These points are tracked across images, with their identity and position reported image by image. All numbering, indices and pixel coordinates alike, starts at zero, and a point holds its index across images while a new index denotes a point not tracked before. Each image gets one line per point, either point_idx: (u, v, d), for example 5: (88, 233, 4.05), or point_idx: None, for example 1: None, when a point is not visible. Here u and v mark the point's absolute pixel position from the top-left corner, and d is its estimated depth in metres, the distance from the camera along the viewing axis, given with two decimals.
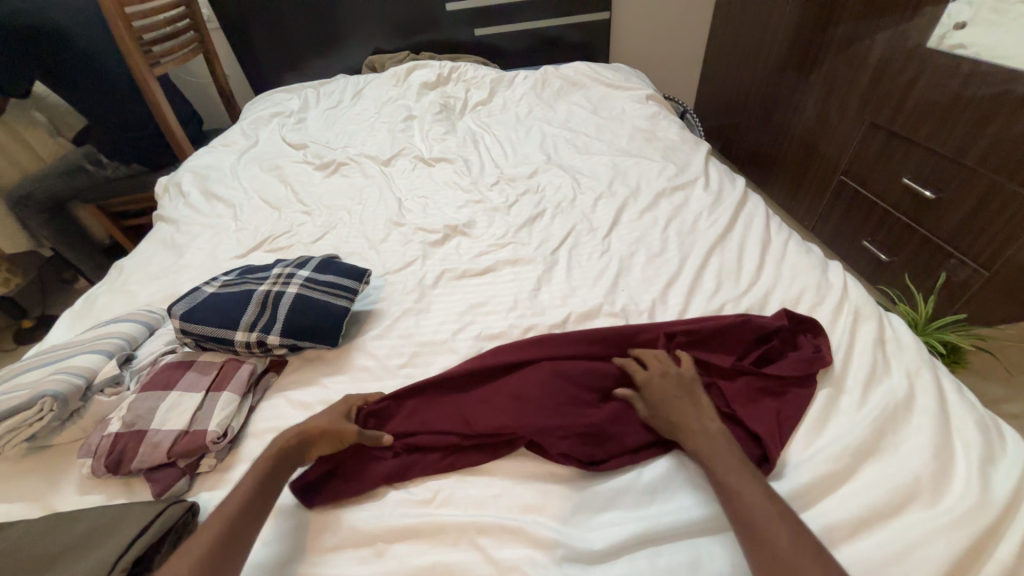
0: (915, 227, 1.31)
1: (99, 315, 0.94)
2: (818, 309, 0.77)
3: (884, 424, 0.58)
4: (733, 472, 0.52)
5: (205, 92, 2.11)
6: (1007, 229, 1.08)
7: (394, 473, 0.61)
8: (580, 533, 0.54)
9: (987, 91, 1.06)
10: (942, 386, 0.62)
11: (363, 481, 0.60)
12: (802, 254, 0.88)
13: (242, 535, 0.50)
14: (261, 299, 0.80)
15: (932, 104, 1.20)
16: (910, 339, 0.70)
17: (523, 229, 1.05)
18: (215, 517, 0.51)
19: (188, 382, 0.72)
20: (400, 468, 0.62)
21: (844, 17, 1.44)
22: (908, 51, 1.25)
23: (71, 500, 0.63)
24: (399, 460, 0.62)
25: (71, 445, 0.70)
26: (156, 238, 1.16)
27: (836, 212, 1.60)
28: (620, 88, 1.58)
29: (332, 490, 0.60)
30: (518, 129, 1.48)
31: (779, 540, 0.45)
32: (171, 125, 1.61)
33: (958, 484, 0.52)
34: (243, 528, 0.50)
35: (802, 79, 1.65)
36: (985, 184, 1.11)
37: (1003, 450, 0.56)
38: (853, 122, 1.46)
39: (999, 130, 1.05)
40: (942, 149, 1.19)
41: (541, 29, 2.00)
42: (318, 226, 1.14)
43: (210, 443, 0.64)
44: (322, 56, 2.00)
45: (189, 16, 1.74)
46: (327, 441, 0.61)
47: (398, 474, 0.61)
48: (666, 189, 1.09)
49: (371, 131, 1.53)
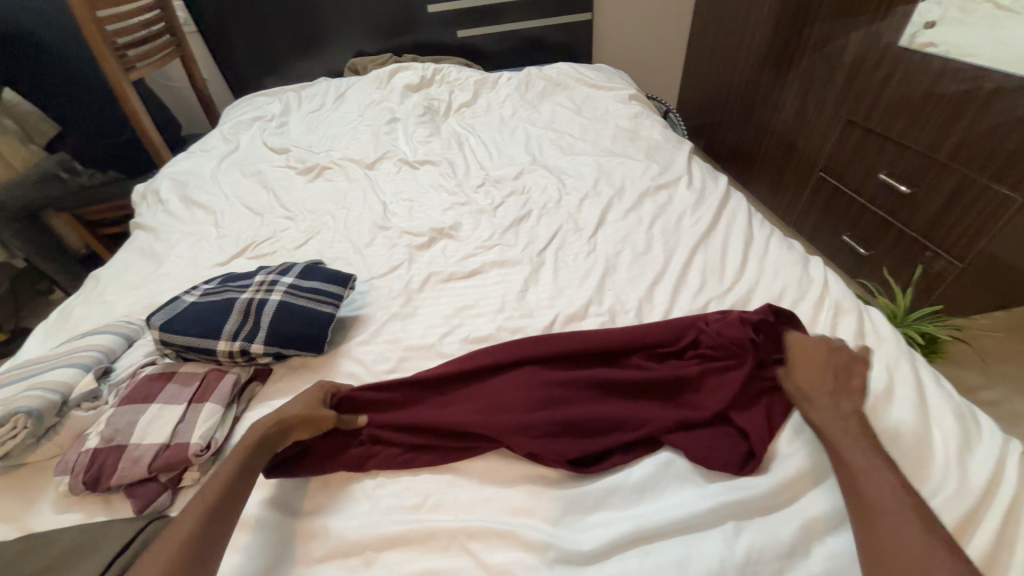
0: (891, 221, 1.34)
1: (75, 328, 0.92)
2: (800, 304, 0.78)
3: (865, 417, 0.59)
4: (855, 457, 0.52)
5: (183, 97, 2.07)
6: (977, 222, 1.11)
7: (357, 461, 0.63)
8: (570, 535, 0.54)
9: (956, 88, 1.10)
10: (920, 377, 0.64)
11: (325, 465, 0.62)
12: (783, 250, 0.89)
13: (214, 538, 0.50)
14: (244, 307, 0.79)
15: (904, 101, 1.23)
16: (889, 331, 0.71)
17: (510, 231, 1.05)
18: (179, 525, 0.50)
19: (169, 394, 0.70)
20: (361, 457, 0.63)
21: (819, 16, 1.47)
22: (881, 49, 1.28)
23: (48, 520, 0.61)
24: (364, 449, 0.64)
25: (47, 463, 0.68)
26: (134, 247, 1.13)
27: (816, 208, 1.63)
28: (603, 88, 1.59)
29: (298, 470, 0.62)
30: (503, 131, 1.48)
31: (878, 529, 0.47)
32: (148, 131, 1.57)
33: (938, 472, 0.53)
34: (215, 528, 0.50)
35: (781, 78, 1.68)
36: (956, 177, 1.14)
37: (979, 438, 0.57)
38: (830, 119, 1.49)
39: (968, 125, 1.09)
40: (914, 144, 1.23)
41: (524, 30, 2.00)
42: (302, 231, 1.13)
43: (192, 456, 0.62)
44: (302, 59, 1.97)
45: (165, 19, 1.71)
46: (304, 428, 0.63)
47: (359, 463, 0.63)
48: (650, 188, 1.10)
49: (354, 134, 1.52)
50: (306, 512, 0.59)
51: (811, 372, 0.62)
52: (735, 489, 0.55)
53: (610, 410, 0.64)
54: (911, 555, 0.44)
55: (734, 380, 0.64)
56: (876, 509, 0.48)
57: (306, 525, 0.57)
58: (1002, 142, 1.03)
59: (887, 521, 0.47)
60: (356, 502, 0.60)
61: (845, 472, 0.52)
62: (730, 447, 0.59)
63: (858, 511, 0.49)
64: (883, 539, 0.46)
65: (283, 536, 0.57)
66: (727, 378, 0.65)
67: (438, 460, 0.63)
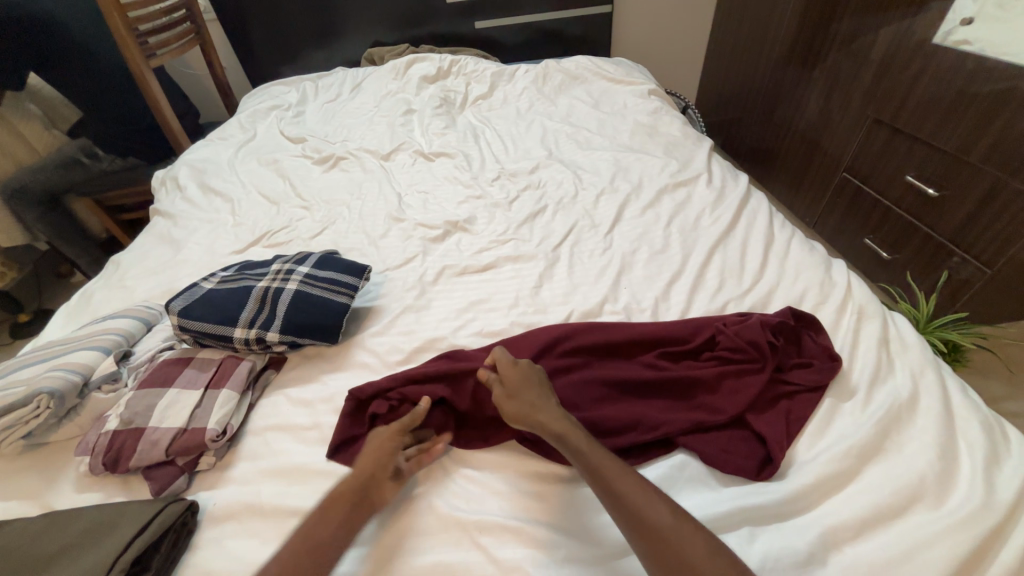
0: (916, 225, 1.31)
1: (95, 311, 0.93)
2: (822, 308, 0.76)
3: (887, 425, 0.58)
4: (600, 460, 0.52)
5: (201, 84, 2.09)
6: (1007, 229, 1.08)
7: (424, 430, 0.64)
8: (581, 535, 0.54)
9: (993, 87, 1.05)
10: (946, 386, 0.62)
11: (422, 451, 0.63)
12: (805, 252, 0.87)
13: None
14: (260, 296, 0.80)
15: (935, 101, 1.19)
16: (914, 338, 0.69)
17: (525, 226, 1.04)
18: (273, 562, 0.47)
19: (187, 379, 0.71)
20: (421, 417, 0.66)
21: (848, 11, 1.42)
22: (913, 47, 1.24)
23: (68, 498, 0.63)
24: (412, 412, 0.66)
25: (68, 443, 0.69)
26: (153, 232, 1.15)
27: (838, 209, 1.59)
28: (622, 82, 1.56)
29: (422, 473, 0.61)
30: (519, 124, 1.46)
31: (656, 527, 0.45)
32: (168, 117, 1.59)
33: (963, 485, 0.52)
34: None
35: (805, 75, 1.64)
36: (988, 182, 1.10)
37: (1008, 451, 0.55)
38: (856, 117, 1.45)
39: (1003, 126, 1.05)
40: (944, 145, 1.19)
41: (542, 22, 1.98)
42: (317, 221, 1.13)
43: (208, 442, 0.63)
44: (320, 48, 1.97)
45: (185, 6, 1.71)
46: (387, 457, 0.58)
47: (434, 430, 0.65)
48: (668, 186, 1.09)
49: (370, 125, 1.52)
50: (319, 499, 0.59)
51: (527, 394, 0.60)
52: (752, 493, 0.54)
53: (626, 410, 0.63)
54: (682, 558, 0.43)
55: (753, 385, 0.63)
56: (640, 508, 0.47)
57: None
58: None
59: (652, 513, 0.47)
60: None
61: (603, 483, 0.50)
62: (750, 450, 0.59)
63: (626, 519, 0.47)
64: (657, 542, 0.45)
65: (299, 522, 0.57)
66: (745, 381, 0.64)
67: (455, 450, 0.64)
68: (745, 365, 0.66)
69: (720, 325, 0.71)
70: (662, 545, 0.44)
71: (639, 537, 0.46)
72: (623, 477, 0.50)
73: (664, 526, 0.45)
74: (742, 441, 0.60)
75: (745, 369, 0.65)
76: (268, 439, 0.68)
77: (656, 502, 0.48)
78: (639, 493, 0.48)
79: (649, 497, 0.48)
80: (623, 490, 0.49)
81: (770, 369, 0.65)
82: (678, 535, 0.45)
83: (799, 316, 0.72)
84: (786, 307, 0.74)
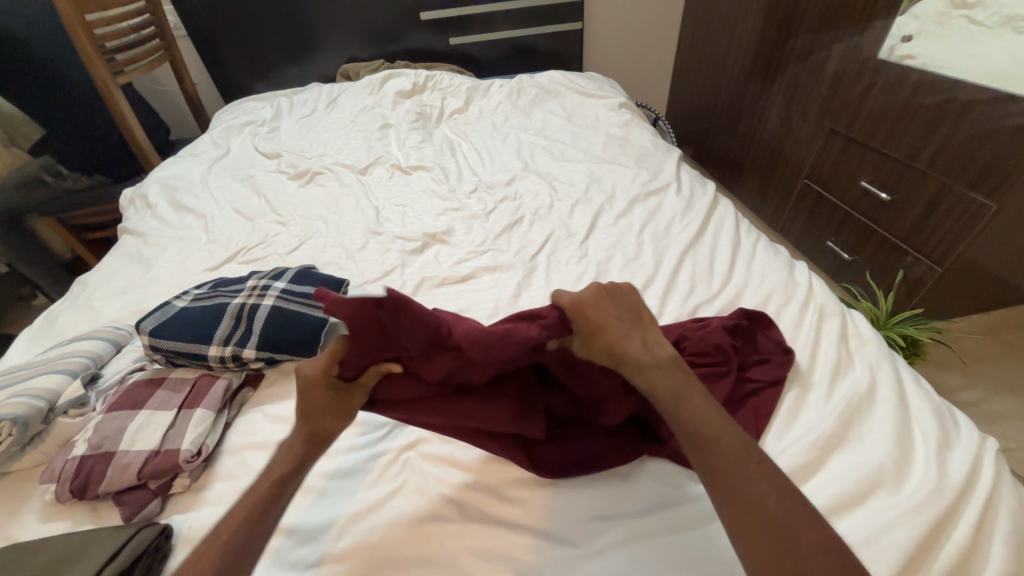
0: (873, 228, 1.38)
1: (61, 334, 0.90)
2: (786, 308, 0.80)
3: (848, 417, 0.61)
4: (698, 420, 0.47)
5: (172, 101, 2.05)
6: (954, 229, 1.15)
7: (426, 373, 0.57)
8: (564, 537, 0.55)
9: (935, 99, 1.13)
10: (901, 378, 0.66)
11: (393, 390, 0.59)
12: (770, 255, 0.91)
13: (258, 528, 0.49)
14: (236, 312, 0.79)
15: (884, 112, 1.27)
16: (871, 333, 0.73)
17: (502, 236, 1.06)
18: (239, 506, 0.50)
19: (159, 400, 0.69)
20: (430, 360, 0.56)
21: (803, 29, 1.51)
22: (861, 62, 1.32)
23: (32, 529, 0.60)
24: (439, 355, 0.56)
25: (31, 472, 0.67)
26: (122, 252, 1.12)
27: (801, 214, 1.67)
28: (594, 96, 1.61)
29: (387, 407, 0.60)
30: (495, 137, 1.49)
31: (759, 505, 0.42)
32: (136, 134, 1.56)
33: (918, 470, 0.55)
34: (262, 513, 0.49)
35: (766, 88, 1.72)
36: (934, 187, 1.18)
37: (959, 436, 0.59)
38: (814, 126, 1.53)
39: (946, 135, 1.13)
40: (894, 153, 1.27)
41: (515, 38, 2.03)
42: (294, 236, 1.12)
43: (182, 463, 0.62)
44: (293, 65, 1.98)
45: (154, 23, 1.70)
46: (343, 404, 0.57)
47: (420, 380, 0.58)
48: (640, 195, 1.12)
49: (346, 139, 1.52)
50: (301, 516, 0.59)
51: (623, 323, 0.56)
52: None
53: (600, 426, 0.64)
54: (785, 537, 0.40)
55: (721, 389, 0.66)
56: (741, 482, 0.43)
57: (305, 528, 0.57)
58: (978, 151, 1.07)
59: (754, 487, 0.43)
60: (349, 506, 0.60)
61: (699, 449, 0.46)
62: None
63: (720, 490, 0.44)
64: (757, 521, 0.41)
65: (278, 541, 0.56)
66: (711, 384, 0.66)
67: (437, 458, 0.64)
68: (712, 368, 0.68)
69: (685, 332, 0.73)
70: (761, 523, 0.41)
71: (737, 513, 0.43)
72: (727, 444, 0.46)
73: (766, 503, 0.42)
74: None
75: (712, 373, 0.67)
76: (245, 458, 0.67)
77: (757, 477, 0.44)
78: (743, 463, 0.45)
79: (753, 469, 0.44)
80: (726, 460, 0.45)
81: (735, 371, 0.67)
82: (780, 514, 0.42)
83: (754, 320, 0.75)
84: (740, 309, 0.78)
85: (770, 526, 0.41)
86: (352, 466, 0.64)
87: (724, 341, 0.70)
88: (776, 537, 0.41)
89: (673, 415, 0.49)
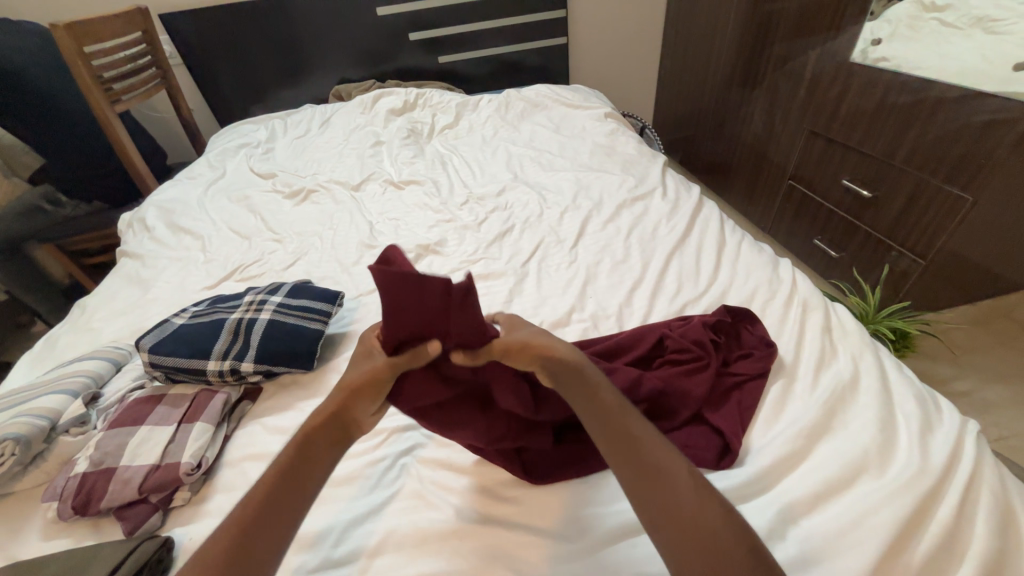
0: (857, 224, 1.41)
1: (61, 355, 0.92)
2: (771, 303, 0.82)
3: (833, 406, 0.63)
4: (617, 419, 0.48)
5: (168, 127, 2.10)
6: (934, 223, 1.18)
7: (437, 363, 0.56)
8: (559, 533, 0.56)
9: (908, 98, 1.17)
10: (884, 366, 0.68)
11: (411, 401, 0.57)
12: (754, 254, 0.94)
13: (279, 519, 0.45)
14: (233, 327, 0.80)
15: (860, 112, 1.31)
16: (854, 324, 0.75)
17: (494, 245, 1.09)
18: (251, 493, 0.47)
19: (159, 416, 0.71)
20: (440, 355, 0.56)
21: (778, 36, 1.56)
22: (835, 67, 1.37)
23: (35, 547, 0.61)
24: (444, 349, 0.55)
25: (33, 492, 0.67)
26: (120, 274, 1.14)
27: (788, 214, 1.70)
28: (580, 107, 1.66)
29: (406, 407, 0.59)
30: (484, 150, 1.53)
31: (678, 497, 0.43)
32: (134, 160, 1.59)
33: (902, 454, 0.56)
34: (286, 499, 0.47)
35: (747, 94, 1.77)
36: (912, 182, 1.21)
37: (941, 420, 0.60)
38: (795, 130, 1.57)
39: (920, 131, 1.16)
40: (871, 151, 1.31)
41: (502, 54, 2.09)
42: (290, 253, 1.15)
43: (183, 476, 0.63)
44: (286, 88, 2.02)
45: (151, 52, 1.74)
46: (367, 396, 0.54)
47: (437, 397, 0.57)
48: (627, 200, 1.15)
49: (339, 157, 1.56)
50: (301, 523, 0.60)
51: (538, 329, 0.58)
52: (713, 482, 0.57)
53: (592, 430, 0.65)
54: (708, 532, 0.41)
55: (704, 382, 0.67)
56: (662, 476, 0.44)
57: (305, 535, 0.58)
58: (952, 145, 1.10)
59: (673, 479, 0.44)
60: (347, 512, 0.60)
61: (620, 446, 0.47)
62: (711, 442, 0.62)
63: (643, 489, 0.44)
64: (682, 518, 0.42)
65: None
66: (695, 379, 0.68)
67: (434, 462, 0.65)
68: (693, 363, 0.70)
69: (665, 331, 0.75)
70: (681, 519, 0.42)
71: (662, 508, 0.43)
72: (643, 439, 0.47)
73: (689, 496, 0.43)
74: (701, 436, 0.63)
75: (696, 368, 0.69)
76: (244, 469, 0.67)
77: (675, 471, 0.45)
78: (660, 457, 0.46)
79: (672, 464, 0.45)
80: (646, 453, 0.46)
81: (715, 365, 0.69)
82: (701, 504, 0.42)
83: (734, 318, 0.77)
84: (721, 307, 0.80)
85: (692, 518, 0.42)
86: (350, 473, 0.65)
87: (703, 337, 0.72)
88: (698, 530, 0.41)
89: (594, 414, 0.49)
